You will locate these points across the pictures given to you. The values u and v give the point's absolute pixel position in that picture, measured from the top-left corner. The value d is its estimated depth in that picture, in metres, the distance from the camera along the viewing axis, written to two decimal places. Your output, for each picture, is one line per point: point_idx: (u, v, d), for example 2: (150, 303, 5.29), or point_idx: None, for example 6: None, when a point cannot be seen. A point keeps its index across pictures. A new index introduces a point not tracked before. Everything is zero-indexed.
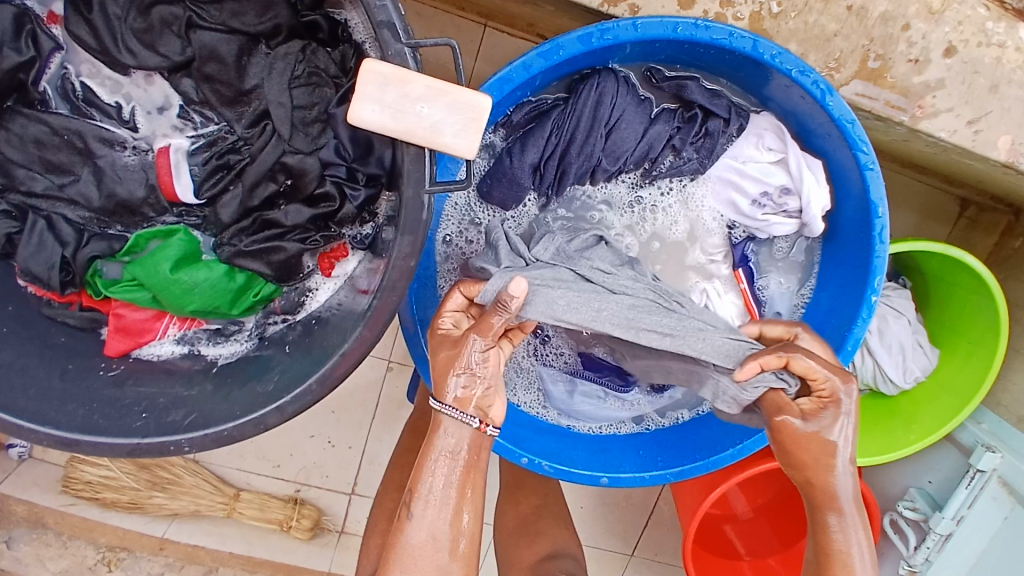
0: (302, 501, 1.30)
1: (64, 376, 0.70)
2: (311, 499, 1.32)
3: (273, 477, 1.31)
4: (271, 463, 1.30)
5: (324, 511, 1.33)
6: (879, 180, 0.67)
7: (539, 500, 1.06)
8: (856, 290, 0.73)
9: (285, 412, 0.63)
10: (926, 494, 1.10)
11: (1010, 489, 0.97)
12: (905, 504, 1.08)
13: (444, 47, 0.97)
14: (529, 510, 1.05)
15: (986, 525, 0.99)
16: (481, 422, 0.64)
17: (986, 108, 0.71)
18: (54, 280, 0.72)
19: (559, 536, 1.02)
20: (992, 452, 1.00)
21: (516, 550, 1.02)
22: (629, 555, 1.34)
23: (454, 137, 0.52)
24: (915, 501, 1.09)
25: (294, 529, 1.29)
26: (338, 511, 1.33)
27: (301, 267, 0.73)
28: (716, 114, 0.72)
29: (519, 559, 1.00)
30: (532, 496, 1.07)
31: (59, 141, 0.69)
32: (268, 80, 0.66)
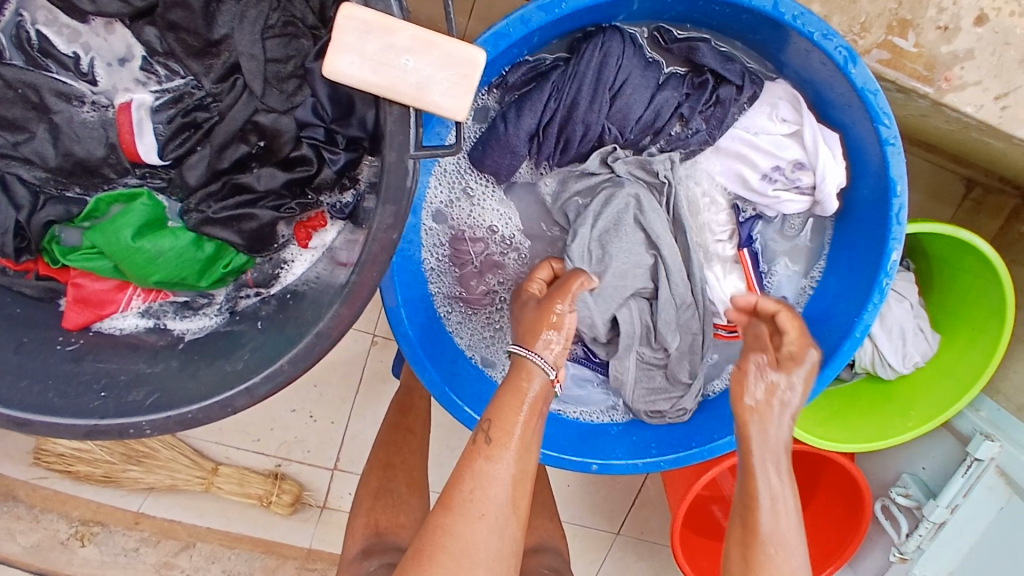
0: (283, 476, 1.26)
1: (19, 350, 0.64)
2: (293, 474, 1.28)
3: (254, 451, 1.26)
4: (251, 437, 1.26)
5: (306, 486, 1.29)
6: (900, 156, 0.63)
7: None
8: (868, 274, 0.69)
9: (255, 393, 0.58)
10: (920, 480, 1.08)
11: (1009, 479, 0.94)
12: (898, 491, 1.07)
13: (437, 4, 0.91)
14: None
15: (981, 514, 0.97)
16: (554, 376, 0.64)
17: (1016, 81, 0.66)
18: (7, 246, 0.66)
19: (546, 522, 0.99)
20: (990, 441, 0.97)
21: None
22: (616, 534, 1.32)
23: (442, 95, 0.46)
24: (908, 488, 1.07)
25: (274, 505, 1.25)
26: (320, 486, 1.29)
27: (275, 236, 0.68)
28: (728, 80, 0.66)
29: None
30: None
31: (13, 95, 0.62)
32: (239, 29, 0.59)
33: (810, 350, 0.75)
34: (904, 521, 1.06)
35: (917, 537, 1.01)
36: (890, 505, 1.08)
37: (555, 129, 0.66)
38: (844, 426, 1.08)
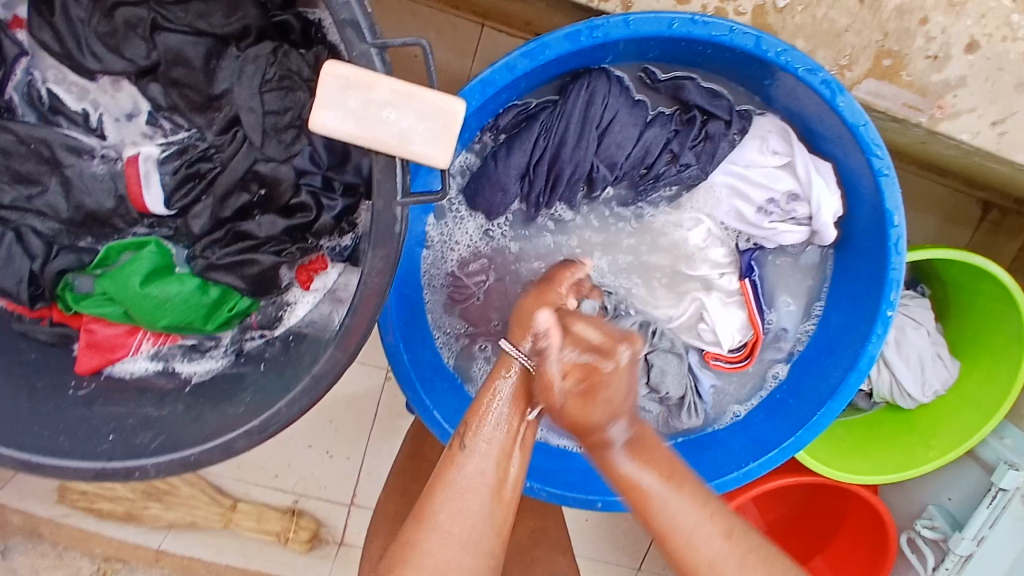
0: (300, 512, 1.27)
1: (31, 395, 0.67)
2: (311, 510, 1.29)
3: (273, 487, 1.28)
4: (270, 473, 1.28)
5: (323, 522, 1.29)
6: (895, 186, 0.62)
7: (536, 523, 1.02)
8: (869, 306, 0.68)
9: (254, 436, 0.59)
10: (946, 512, 1.04)
11: None
12: (923, 523, 1.04)
13: (441, 48, 0.94)
14: (528, 532, 1.01)
15: (1009, 546, 0.93)
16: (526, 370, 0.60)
17: (1012, 108, 0.65)
18: (22, 295, 0.69)
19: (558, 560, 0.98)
20: (1015, 470, 0.94)
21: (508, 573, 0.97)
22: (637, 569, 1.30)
23: (423, 145, 0.48)
24: (935, 519, 1.04)
25: (292, 541, 1.26)
26: (338, 522, 1.29)
27: (278, 280, 0.70)
28: (716, 116, 0.67)
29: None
30: (529, 518, 1.03)
31: (27, 150, 0.66)
32: (237, 84, 0.62)
33: (814, 382, 0.74)
34: (931, 554, 1.02)
35: (945, 571, 0.98)
36: (916, 538, 1.05)
37: (546, 168, 0.66)
38: (865, 457, 1.05)
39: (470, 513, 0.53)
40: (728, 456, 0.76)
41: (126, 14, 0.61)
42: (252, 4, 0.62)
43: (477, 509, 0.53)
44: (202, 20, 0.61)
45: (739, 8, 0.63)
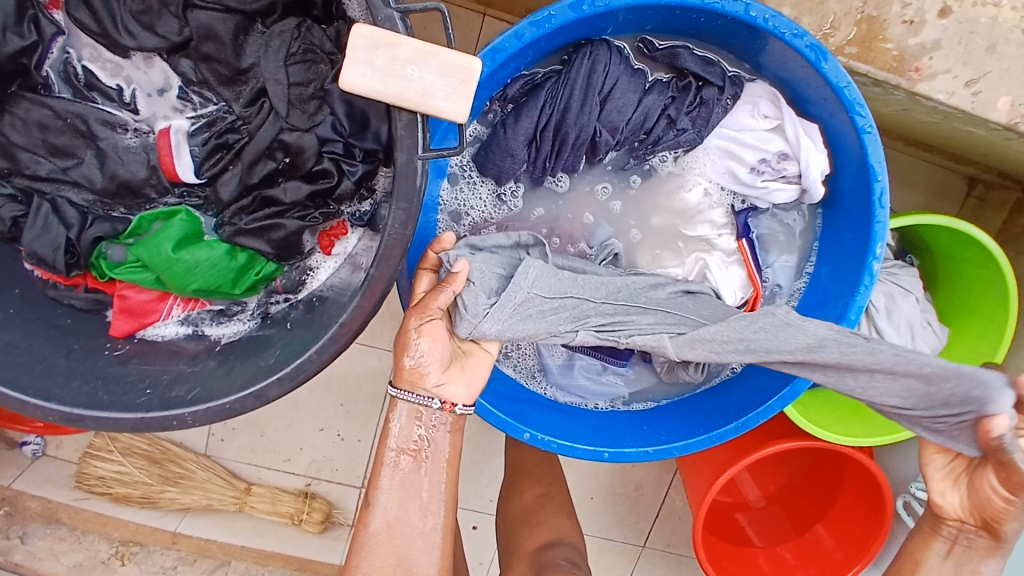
0: (313, 494, 1.35)
1: (69, 355, 0.71)
2: (323, 493, 1.36)
3: (285, 471, 1.36)
4: (281, 457, 1.35)
5: (336, 505, 1.37)
6: (877, 142, 0.67)
7: (542, 489, 1.07)
8: (857, 259, 0.73)
9: (285, 383, 0.63)
10: None
11: None
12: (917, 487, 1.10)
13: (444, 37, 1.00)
14: (531, 500, 1.05)
15: None
16: (442, 402, 0.67)
17: (985, 68, 0.70)
18: (59, 262, 0.73)
19: (560, 524, 1.02)
20: None
21: (517, 539, 1.00)
22: (641, 546, 1.42)
23: (445, 100, 0.52)
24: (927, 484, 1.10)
25: (306, 522, 1.34)
26: (349, 504, 1.36)
27: (301, 246, 0.74)
28: (709, 82, 0.72)
29: (521, 543, 0.99)
30: (535, 485, 1.07)
31: (63, 125, 0.70)
32: (264, 58, 0.67)
33: None
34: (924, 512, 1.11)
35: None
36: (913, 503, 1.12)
37: (551, 134, 0.71)
38: (862, 420, 1.11)
39: (404, 518, 0.67)
40: (726, 408, 0.81)
41: None
42: None
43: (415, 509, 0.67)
44: None
45: None
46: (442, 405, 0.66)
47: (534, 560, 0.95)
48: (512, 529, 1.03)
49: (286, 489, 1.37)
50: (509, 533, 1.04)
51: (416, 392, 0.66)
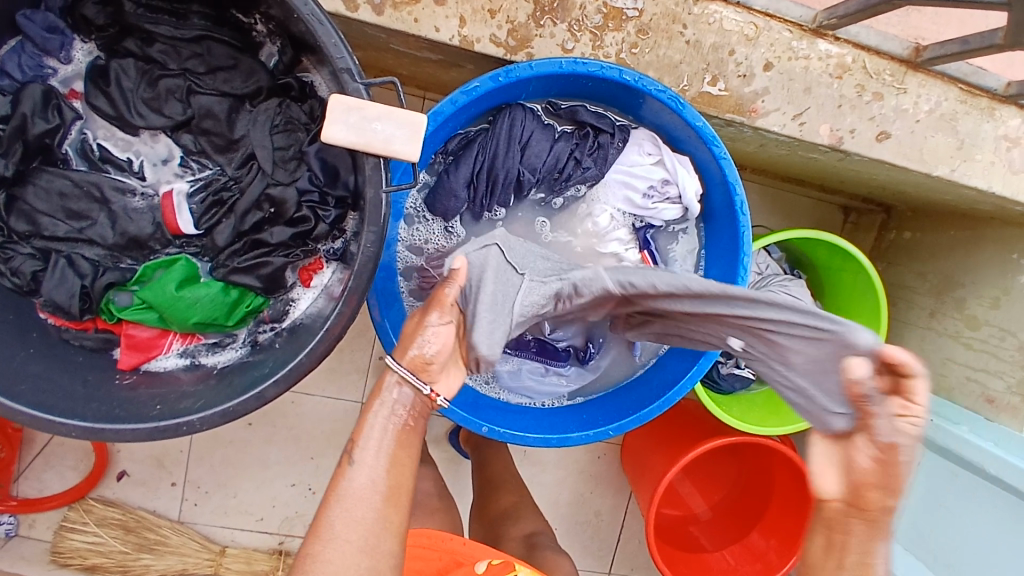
0: (287, 551, 1.52)
1: (85, 383, 0.83)
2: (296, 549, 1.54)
3: (257, 530, 1.52)
4: (254, 517, 1.52)
5: None
6: (731, 165, 0.88)
7: (517, 498, 1.26)
8: (732, 257, 0.94)
9: (281, 383, 0.77)
10: None
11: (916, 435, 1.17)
12: None
13: None
14: (508, 504, 1.24)
15: (903, 472, 1.19)
16: (430, 391, 0.75)
17: (805, 105, 0.92)
18: (74, 307, 0.85)
19: (537, 519, 1.23)
20: None
21: (505, 528, 1.19)
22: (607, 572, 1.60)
23: (402, 145, 0.70)
24: None
25: None
26: None
27: (285, 280, 0.89)
28: (603, 130, 0.93)
29: (510, 532, 1.17)
30: (511, 494, 1.27)
31: (81, 192, 0.85)
32: (253, 129, 0.84)
33: None
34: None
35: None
36: None
37: (485, 177, 0.90)
38: (777, 416, 1.31)
39: (366, 525, 0.71)
40: (649, 392, 0.98)
41: (168, 84, 0.83)
42: (262, 72, 0.83)
43: (367, 515, 0.71)
44: (225, 85, 0.84)
45: (607, 52, 0.88)
46: (428, 393, 0.74)
47: (524, 542, 1.17)
48: (494, 526, 1.23)
49: (257, 548, 1.53)
50: (492, 533, 1.21)
51: (414, 372, 0.74)
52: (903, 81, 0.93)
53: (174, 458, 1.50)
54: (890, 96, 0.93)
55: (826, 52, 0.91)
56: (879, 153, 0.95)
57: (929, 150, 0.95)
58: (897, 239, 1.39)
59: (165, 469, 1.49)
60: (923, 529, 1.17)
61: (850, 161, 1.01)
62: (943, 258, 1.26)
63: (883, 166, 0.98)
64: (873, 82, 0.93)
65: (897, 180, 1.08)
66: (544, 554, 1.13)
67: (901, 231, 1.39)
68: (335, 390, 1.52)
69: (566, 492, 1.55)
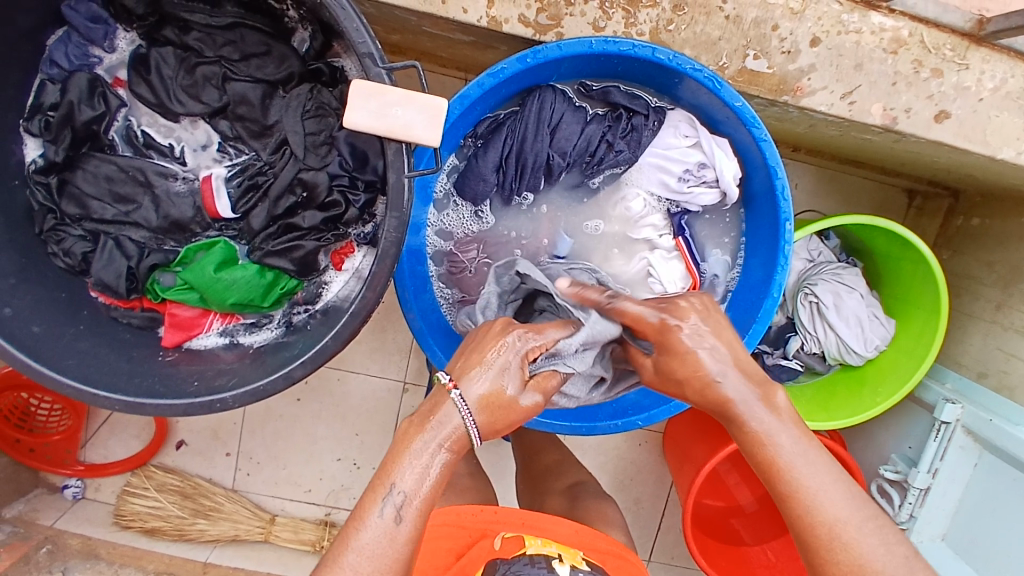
0: (333, 522, 1.58)
1: (130, 360, 0.87)
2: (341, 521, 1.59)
3: (306, 501, 1.59)
4: (303, 488, 1.59)
5: None
6: (772, 148, 0.84)
7: (560, 455, 1.22)
8: (772, 245, 0.89)
9: (308, 365, 0.79)
10: (907, 458, 1.23)
11: (975, 435, 1.11)
12: (887, 468, 1.21)
13: None
14: (553, 461, 1.21)
15: (959, 472, 1.13)
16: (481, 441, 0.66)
17: (855, 83, 0.86)
18: (122, 287, 0.89)
19: (583, 470, 1.19)
20: (953, 404, 1.14)
21: None
22: (648, 560, 1.59)
23: (422, 131, 0.71)
24: (897, 465, 1.22)
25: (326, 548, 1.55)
26: None
27: (317, 263, 0.91)
28: (637, 112, 0.90)
29: None
30: (552, 451, 1.22)
31: (126, 176, 0.89)
32: (286, 115, 0.86)
33: (746, 312, 0.93)
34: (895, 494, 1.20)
35: (909, 505, 1.16)
36: (882, 483, 1.22)
37: (514, 161, 0.89)
38: (825, 411, 1.26)
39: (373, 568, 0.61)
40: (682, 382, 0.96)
41: (204, 71, 0.85)
42: (294, 57, 0.84)
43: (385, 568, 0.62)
44: (258, 71, 0.85)
45: (640, 30, 0.84)
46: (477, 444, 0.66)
47: (568, 493, 1.10)
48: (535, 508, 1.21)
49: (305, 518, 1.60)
50: None
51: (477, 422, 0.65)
52: (965, 56, 0.86)
53: (229, 430, 1.57)
54: (951, 73, 0.86)
55: (881, 25, 0.85)
56: (938, 135, 0.88)
57: (993, 131, 0.88)
58: (965, 225, 1.30)
59: (221, 440, 1.57)
60: (977, 539, 1.09)
61: (907, 143, 0.94)
62: (1013, 245, 1.17)
63: (943, 148, 0.91)
64: (932, 58, 0.86)
65: (962, 163, 1.01)
66: (588, 504, 1.06)
67: (969, 217, 1.29)
68: (379, 368, 1.56)
69: (606, 477, 1.54)
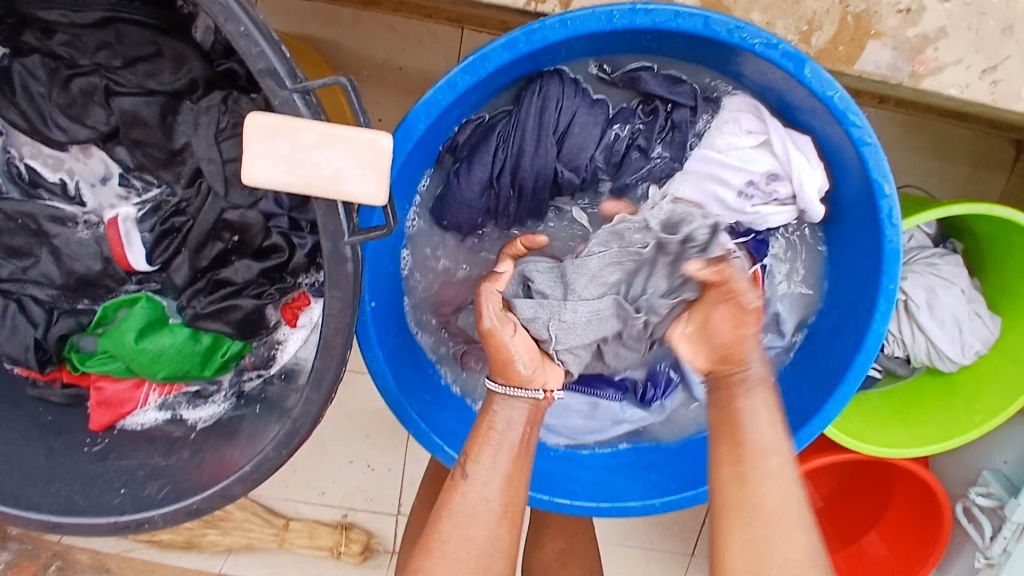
0: (350, 525, 1.23)
1: (49, 455, 0.70)
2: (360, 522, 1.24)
3: (320, 504, 1.24)
4: (314, 490, 1.24)
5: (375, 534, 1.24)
6: (880, 153, 0.58)
7: (564, 543, 0.96)
8: (870, 280, 0.66)
9: (248, 481, 0.61)
10: (1002, 476, 1.00)
11: None
12: (977, 490, 1.00)
13: (427, 58, 1.00)
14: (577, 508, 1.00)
15: None
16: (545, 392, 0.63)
17: (1002, 53, 0.65)
18: (31, 361, 0.72)
19: None
20: None
21: None
22: None
23: (357, 184, 0.47)
24: (989, 485, 0.99)
25: (345, 555, 1.22)
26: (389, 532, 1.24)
27: (265, 320, 0.71)
28: (680, 103, 0.66)
29: None
30: (557, 537, 0.97)
31: (15, 225, 0.69)
32: (195, 137, 0.63)
33: (828, 363, 0.71)
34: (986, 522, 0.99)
35: (1002, 538, 0.95)
36: (971, 507, 1.02)
37: (508, 179, 0.66)
38: (907, 427, 1.01)
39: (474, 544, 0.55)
40: None
41: (81, 84, 0.62)
42: (196, 58, 0.63)
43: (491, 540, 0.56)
44: (151, 79, 0.62)
45: None
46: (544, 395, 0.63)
47: None
48: None
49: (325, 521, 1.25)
50: None
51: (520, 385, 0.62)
52: None
53: None
54: None
55: None
56: None
57: None
58: None
59: None
60: None
61: None
62: None
63: None
64: None
65: None
66: None
67: None
68: None
69: None
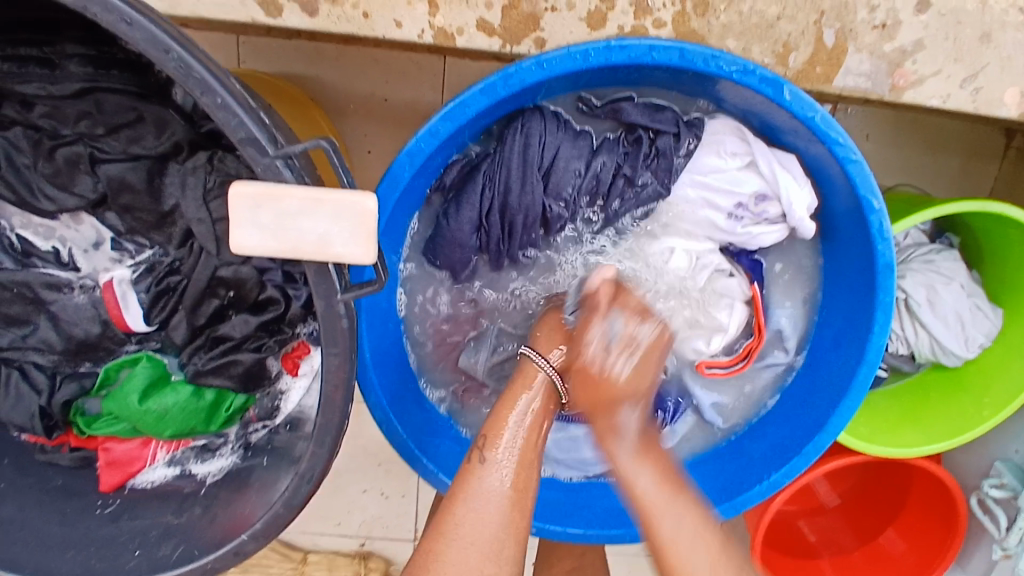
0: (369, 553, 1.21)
1: (63, 520, 0.70)
2: (378, 550, 1.23)
3: (338, 534, 1.23)
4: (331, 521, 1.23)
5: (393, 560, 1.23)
6: (865, 169, 0.58)
7: (573, 563, 0.96)
8: (867, 293, 0.66)
9: (261, 537, 0.61)
10: (1015, 466, 1.00)
11: None
12: (990, 483, 0.99)
13: (412, 88, 1.00)
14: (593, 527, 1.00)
15: None
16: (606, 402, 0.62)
17: (982, 61, 0.66)
18: (38, 427, 0.72)
19: None
20: None
21: None
22: None
23: (344, 245, 0.48)
24: (1003, 477, 0.99)
25: None
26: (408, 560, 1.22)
27: (266, 371, 0.72)
28: (663, 131, 0.66)
29: None
30: (566, 558, 0.97)
31: (11, 294, 0.69)
32: (183, 199, 0.63)
33: (832, 375, 0.71)
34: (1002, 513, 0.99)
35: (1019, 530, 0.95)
36: (985, 498, 1.01)
37: (498, 218, 0.67)
38: (918, 425, 1.00)
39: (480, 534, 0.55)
40: (750, 470, 0.74)
41: (65, 154, 0.63)
42: (178, 121, 0.63)
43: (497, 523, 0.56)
44: (134, 145, 0.63)
45: (658, 19, 0.66)
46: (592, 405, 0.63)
47: None
48: None
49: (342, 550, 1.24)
50: None
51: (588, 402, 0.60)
52: None
53: None
54: None
55: None
56: None
57: None
58: None
59: None
60: None
61: None
62: None
63: None
64: None
65: None
66: None
67: None
68: None
69: None
